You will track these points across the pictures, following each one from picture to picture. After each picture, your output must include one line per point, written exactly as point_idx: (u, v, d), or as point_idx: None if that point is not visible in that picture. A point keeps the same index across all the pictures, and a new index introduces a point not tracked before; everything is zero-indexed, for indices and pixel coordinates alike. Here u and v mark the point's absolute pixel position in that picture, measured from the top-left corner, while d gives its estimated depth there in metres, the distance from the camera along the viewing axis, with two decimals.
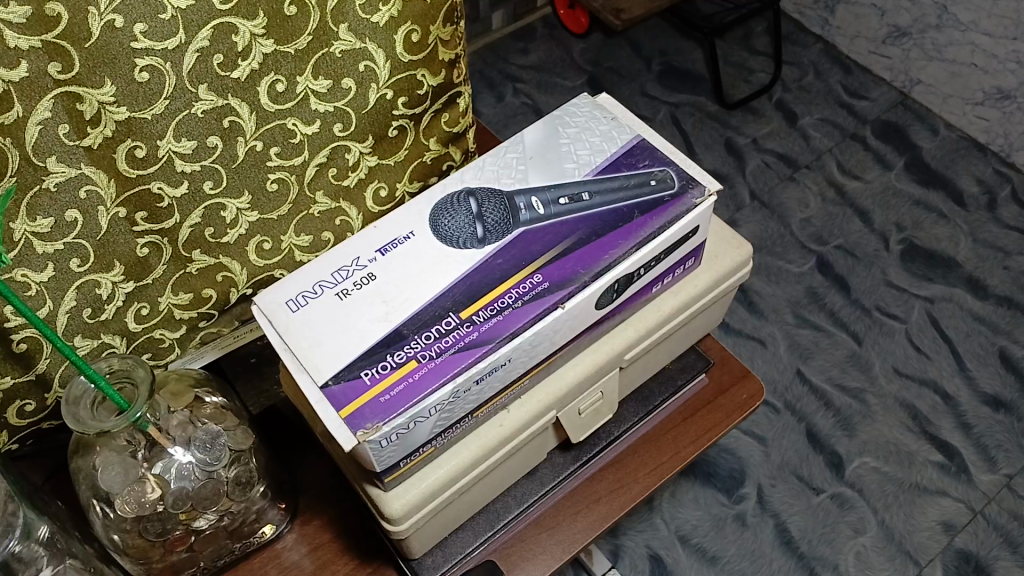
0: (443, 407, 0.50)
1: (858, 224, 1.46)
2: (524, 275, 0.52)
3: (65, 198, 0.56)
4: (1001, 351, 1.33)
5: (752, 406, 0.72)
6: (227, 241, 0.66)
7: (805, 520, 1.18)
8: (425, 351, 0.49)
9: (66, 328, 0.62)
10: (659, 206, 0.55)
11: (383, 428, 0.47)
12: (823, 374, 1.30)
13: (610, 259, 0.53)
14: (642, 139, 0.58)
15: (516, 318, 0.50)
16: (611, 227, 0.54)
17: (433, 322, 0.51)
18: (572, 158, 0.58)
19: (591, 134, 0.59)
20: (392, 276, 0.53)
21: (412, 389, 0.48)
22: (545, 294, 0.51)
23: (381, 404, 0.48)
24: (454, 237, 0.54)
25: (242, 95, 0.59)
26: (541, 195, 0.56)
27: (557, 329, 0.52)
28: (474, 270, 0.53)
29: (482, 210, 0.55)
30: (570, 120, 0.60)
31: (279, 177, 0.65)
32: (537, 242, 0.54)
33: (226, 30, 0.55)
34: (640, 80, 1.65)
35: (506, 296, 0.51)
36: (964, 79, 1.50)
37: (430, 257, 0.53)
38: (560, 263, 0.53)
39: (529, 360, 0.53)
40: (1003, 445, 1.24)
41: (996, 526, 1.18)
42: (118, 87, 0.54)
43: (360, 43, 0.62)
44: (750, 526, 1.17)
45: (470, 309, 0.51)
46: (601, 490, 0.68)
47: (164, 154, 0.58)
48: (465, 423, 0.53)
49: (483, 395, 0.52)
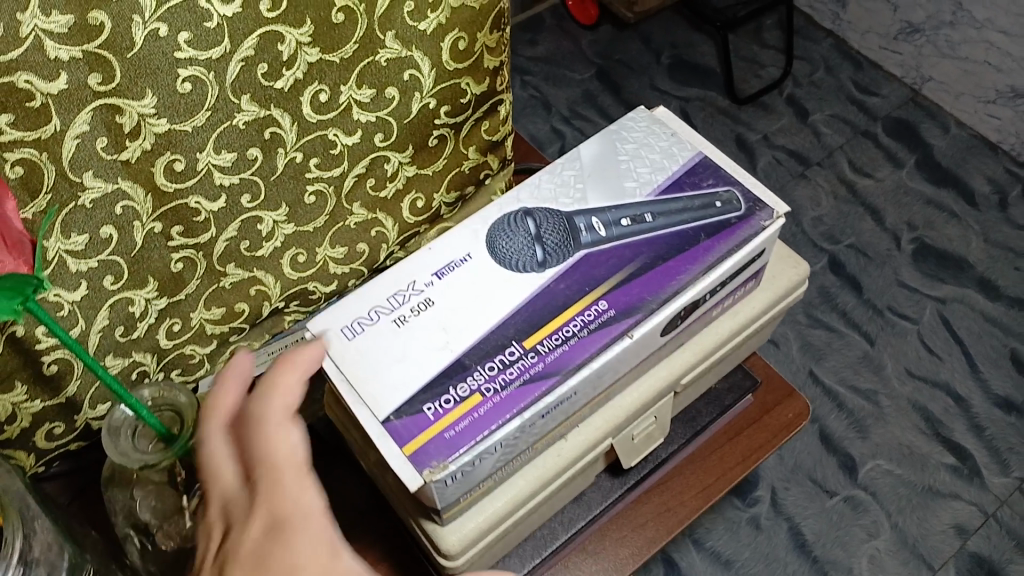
0: (508, 442, 0.48)
1: (870, 223, 1.45)
2: (589, 301, 0.51)
3: (102, 214, 0.53)
4: (1013, 352, 1.32)
5: (798, 425, 0.71)
6: (262, 254, 0.64)
7: (819, 524, 1.16)
8: (490, 382, 0.48)
9: (97, 348, 0.59)
10: (728, 228, 0.53)
11: (450, 466, 0.46)
12: (836, 374, 1.29)
13: (678, 284, 0.51)
14: (703, 157, 0.57)
15: (583, 348, 0.49)
16: (677, 250, 0.53)
17: (496, 352, 0.49)
18: (632, 176, 0.56)
19: (650, 150, 0.57)
20: (451, 303, 0.51)
21: (477, 425, 0.47)
22: (611, 323, 0.50)
23: (447, 441, 0.46)
24: (513, 259, 0.52)
25: (285, 105, 0.57)
26: (602, 216, 0.54)
27: (622, 358, 0.51)
28: (536, 296, 0.51)
29: (540, 231, 0.53)
30: (627, 135, 0.58)
31: (317, 189, 0.63)
32: (600, 266, 0.52)
33: (272, 39, 0.53)
34: (650, 74, 1.62)
35: (570, 324, 0.50)
36: (978, 77, 1.49)
37: (488, 281, 0.52)
38: (625, 289, 0.51)
39: (594, 390, 0.52)
40: (1016, 448, 1.23)
41: (1008, 529, 1.17)
42: (160, 98, 0.51)
43: (406, 51, 0.60)
44: (764, 529, 1.16)
45: (532, 338, 0.50)
46: (647, 514, 0.67)
47: (203, 167, 0.56)
48: (526, 454, 0.52)
49: (546, 427, 0.51)
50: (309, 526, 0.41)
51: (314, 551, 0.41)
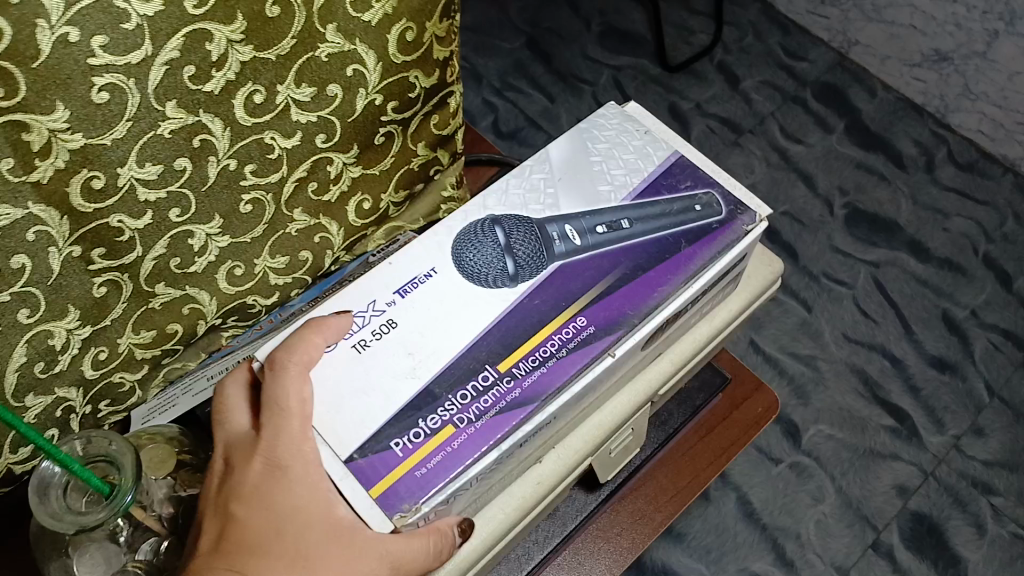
0: (485, 472, 0.49)
1: (803, 189, 1.43)
2: (567, 318, 0.51)
3: (11, 241, 0.47)
4: (944, 313, 1.31)
5: (768, 419, 0.69)
6: (194, 270, 0.58)
7: (765, 492, 1.14)
8: (469, 410, 0.48)
9: (15, 388, 0.53)
10: (706, 233, 0.54)
11: (422, 508, 0.46)
12: (776, 342, 1.28)
13: (658, 298, 0.52)
14: (680, 156, 0.57)
15: (564, 370, 0.49)
16: (657, 260, 0.53)
17: (469, 378, 0.49)
18: (606, 179, 0.56)
19: (624, 150, 0.58)
20: (415, 324, 0.51)
21: (452, 459, 0.47)
22: (592, 341, 0.50)
23: (418, 480, 0.46)
24: (481, 272, 0.53)
25: (215, 110, 0.51)
26: (576, 223, 0.54)
27: (602, 377, 0.51)
28: (510, 313, 0.51)
29: (510, 241, 0.53)
30: (599, 133, 0.59)
31: (254, 197, 0.57)
32: (575, 279, 0.52)
33: (199, 38, 0.47)
34: (580, 42, 1.58)
35: (548, 343, 0.50)
36: (903, 40, 1.49)
37: (457, 297, 0.52)
38: (603, 304, 0.51)
39: (577, 410, 0.52)
40: (950, 407, 1.23)
41: (947, 487, 1.16)
42: (73, 110, 0.44)
43: (349, 44, 0.54)
44: (713, 501, 1.13)
45: (508, 360, 0.50)
46: (621, 523, 0.64)
47: (125, 183, 0.50)
48: (508, 482, 0.52)
49: (526, 454, 0.51)
50: (309, 475, 0.46)
51: (315, 497, 0.46)
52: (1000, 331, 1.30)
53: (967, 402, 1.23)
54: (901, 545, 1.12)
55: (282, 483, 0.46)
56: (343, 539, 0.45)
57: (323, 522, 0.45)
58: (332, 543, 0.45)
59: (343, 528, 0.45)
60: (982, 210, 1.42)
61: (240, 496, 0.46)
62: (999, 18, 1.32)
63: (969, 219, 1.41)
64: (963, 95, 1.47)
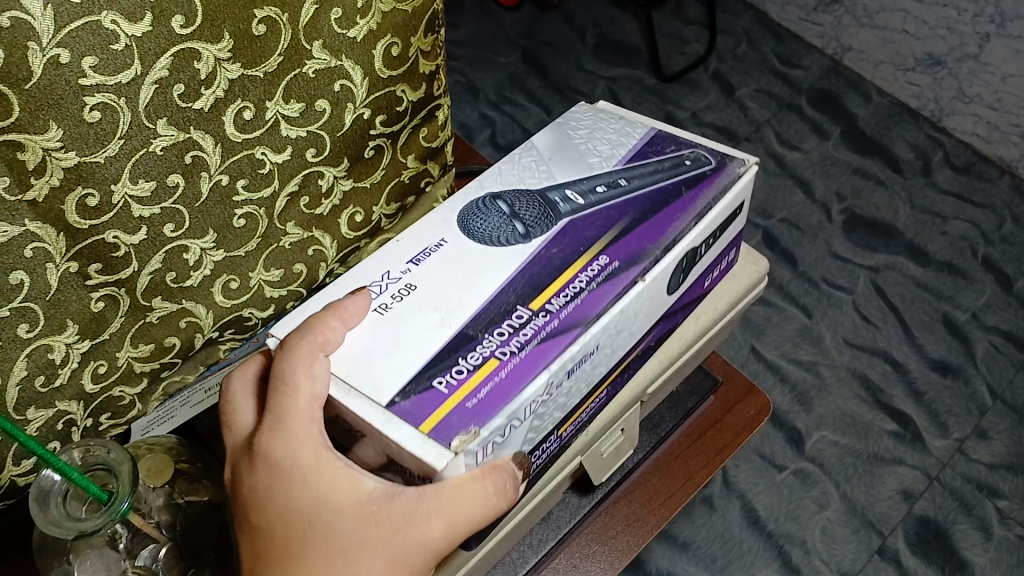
0: (536, 404, 0.48)
1: (801, 195, 1.44)
2: (592, 256, 0.52)
3: (8, 258, 0.48)
4: (945, 316, 1.31)
5: (760, 421, 0.69)
6: (190, 284, 0.59)
7: (771, 499, 1.14)
8: (507, 345, 0.48)
9: (18, 401, 0.54)
10: (702, 176, 0.56)
11: (481, 432, 0.44)
12: (778, 349, 1.28)
13: (675, 233, 0.53)
14: (657, 131, 0.60)
15: (595, 300, 0.50)
16: (663, 204, 0.54)
17: (503, 318, 0.49)
18: (594, 154, 0.58)
19: (603, 133, 0.60)
20: (435, 283, 0.51)
21: (502, 388, 0.46)
22: (620, 273, 0.51)
23: (469, 410, 0.45)
24: (493, 236, 0.53)
25: (206, 127, 0.52)
26: (576, 187, 0.56)
27: (637, 309, 0.52)
28: (530, 262, 0.52)
29: (515, 209, 0.54)
30: (577, 124, 0.61)
31: (247, 211, 0.59)
32: (590, 227, 0.53)
33: (187, 57, 0.48)
34: (576, 53, 1.60)
35: (576, 280, 0.51)
36: (896, 45, 1.51)
37: (471, 258, 0.52)
38: (624, 242, 0.52)
39: (613, 354, 0.52)
40: (953, 410, 1.23)
41: (952, 491, 1.16)
42: (66, 130, 0.46)
43: (335, 60, 0.56)
44: (717, 509, 1.12)
45: (540, 298, 0.50)
46: (615, 526, 0.64)
47: (119, 199, 0.51)
48: (552, 442, 0.52)
49: (570, 400, 0.51)
50: (327, 461, 0.45)
51: (339, 483, 0.45)
52: (1001, 333, 1.30)
53: (970, 405, 1.23)
54: (908, 550, 1.11)
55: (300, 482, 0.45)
56: (380, 518, 0.44)
57: (353, 505, 0.44)
58: (368, 526, 0.44)
59: (375, 507, 0.45)
60: (980, 213, 1.42)
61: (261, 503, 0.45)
62: (990, 21, 1.33)
63: (968, 221, 1.41)
64: (957, 98, 1.47)
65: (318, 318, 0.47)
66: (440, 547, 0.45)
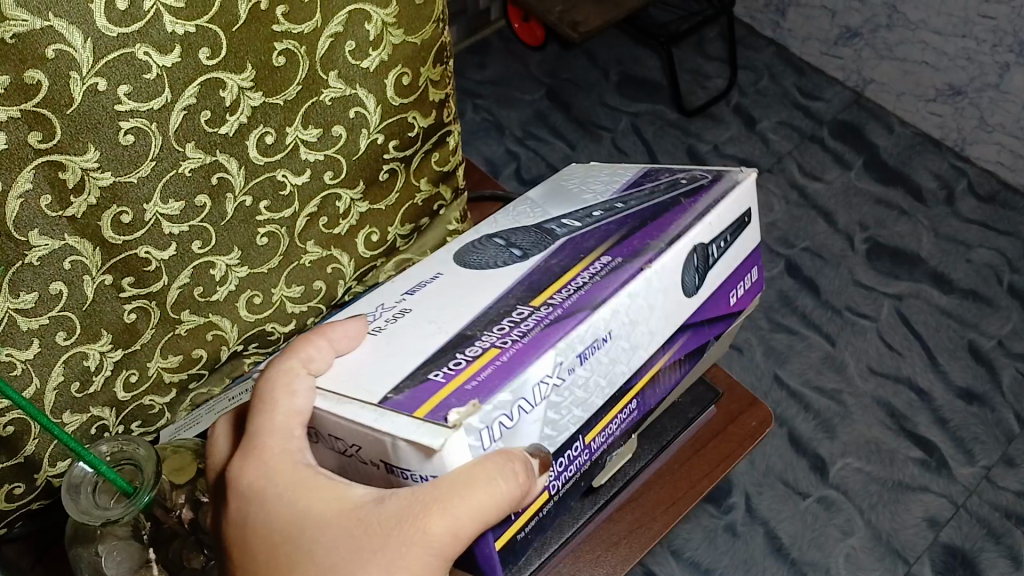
0: (546, 386, 0.48)
1: (823, 225, 1.43)
2: (591, 260, 0.54)
3: (50, 270, 0.53)
4: (970, 343, 1.30)
5: (762, 433, 0.72)
6: (216, 299, 0.63)
7: (794, 526, 1.13)
8: (513, 332, 0.49)
9: (54, 406, 0.59)
10: (700, 188, 0.58)
11: (484, 407, 0.44)
12: (801, 377, 1.27)
13: (675, 229, 0.55)
14: (646, 168, 0.64)
15: (599, 290, 0.51)
16: (662, 211, 0.57)
17: (506, 315, 0.51)
18: (588, 192, 0.63)
19: (593, 182, 0.65)
20: (438, 301, 0.54)
21: (503, 369, 0.46)
22: (624, 266, 0.53)
23: (468, 391, 0.45)
24: (492, 262, 0.57)
25: (230, 151, 0.57)
26: (573, 216, 0.60)
27: (648, 298, 0.52)
28: (530, 272, 0.54)
29: (511, 242, 0.59)
30: (567, 180, 0.67)
31: (269, 230, 0.63)
32: (589, 239, 0.56)
33: (213, 86, 0.53)
34: (599, 90, 1.62)
35: (579, 278, 0.53)
36: (916, 76, 1.48)
37: (473, 279, 0.56)
38: (624, 245, 0.55)
39: (633, 352, 0.52)
40: (979, 437, 1.22)
41: (978, 518, 1.16)
42: (102, 152, 0.50)
43: (350, 89, 0.60)
44: (741, 535, 1.13)
45: (541, 296, 0.52)
46: (618, 533, 0.67)
47: (151, 218, 0.55)
48: (576, 452, 0.52)
49: (589, 400, 0.51)
50: (310, 478, 0.47)
51: (325, 494, 0.46)
52: None
53: (997, 433, 1.22)
54: None
55: (285, 502, 0.46)
56: (368, 524, 0.44)
57: (340, 516, 0.45)
58: (357, 535, 0.44)
59: (363, 514, 0.44)
60: (1004, 241, 1.41)
61: (255, 532, 0.47)
62: (1010, 50, 1.32)
63: (993, 249, 1.40)
64: (979, 128, 1.45)
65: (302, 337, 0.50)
66: (443, 552, 0.43)
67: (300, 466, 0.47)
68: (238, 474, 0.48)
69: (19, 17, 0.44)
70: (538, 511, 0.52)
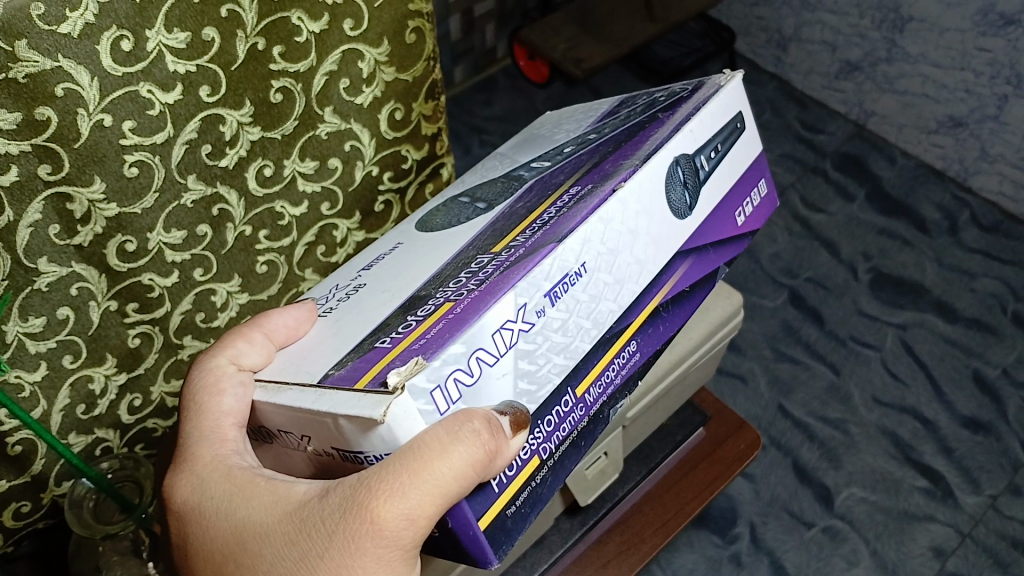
0: (511, 327, 0.44)
1: (826, 256, 1.25)
2: (560, 194, 0.53)
3: (57, 296, 0.55)
4: (975, 373, 1.12)
5: (750, 454, 0.79)
6: (217, 324, 0.66)
7: (799, 557, 0.96)
8: (468, 283, 0.47)
9: (61, 427, 0.61)
10: (680, 100, 0.58)
11: (429, 363, 0.40)
12: (806, 407, 1.10)
13: (646, 146, 0.53)
14: (619, 98, 0.68)
15: (564, 220, 0.49)
16: (632, 134, 0.56)
17: (471, 263, 0.50)
18: (562, 134, 0.66)
19: (568, 122, 0.69)
20: (408, 255, 0.57)
21: (455, 320, 0.43)
22: (592, 192, 0.51)
23: (415, 349, 0.42)
24: (457, 218, 0.60)
25: (231, 182, 0.60)
26: (543, 158, 0.62)
27: (627, 219, 0.49)
28: (496, 221, 0.55)
29: (476, 197, 0.62)
30: (540, 129, 0.72)
31: (268, 258, 0.66)
32: (559, 177, 0.56)
33: (214, 121, 0.56)
34: None
35: (544, 215, 0.51)
36: (917, 109, 1.32)
37: (441, 237, 0.57)
38: (592, 175, 0.53)
39: (619, 288, 0.49)
40: (986, 467, 1.04)
41: (987, 549, 0.98)
42: (108, 184, 0.53)
43: (345, 123, 0.64)
44: (746, 567, 0.96)
45: (505, 241, 0.51)
46: (608, 554, 0.73)
47: (154, 246, 0.58)
48: (571, 407, 0.47)
49: (577, 340, 0.47)
50: (251, 487, 0.45)
51: (264, 499, 0.44)
52: None
53: (1008, 464, 1.04)
54: None
55: (226, 515, 0.44)
56: (310, 523, 0.41)
57: (283, 517, 0.42)
58: (295, 539, 0.41)
59: (307, 514, 0.41)
60: (1009, 270, 1.23)
61: (201, 553, 0.45)
62: (1007, 82, 1.18)
63: (997, 278, 1.22)
64: (980, 158, 1.29)
65: (237, 329, 0.52)
66: (403, 541, 0.39)
67: (243, 476, 0.46)
68: (177, 493, 0.47)
69: (30, 59, 0.46)
70: (529, 480, 0.46)
